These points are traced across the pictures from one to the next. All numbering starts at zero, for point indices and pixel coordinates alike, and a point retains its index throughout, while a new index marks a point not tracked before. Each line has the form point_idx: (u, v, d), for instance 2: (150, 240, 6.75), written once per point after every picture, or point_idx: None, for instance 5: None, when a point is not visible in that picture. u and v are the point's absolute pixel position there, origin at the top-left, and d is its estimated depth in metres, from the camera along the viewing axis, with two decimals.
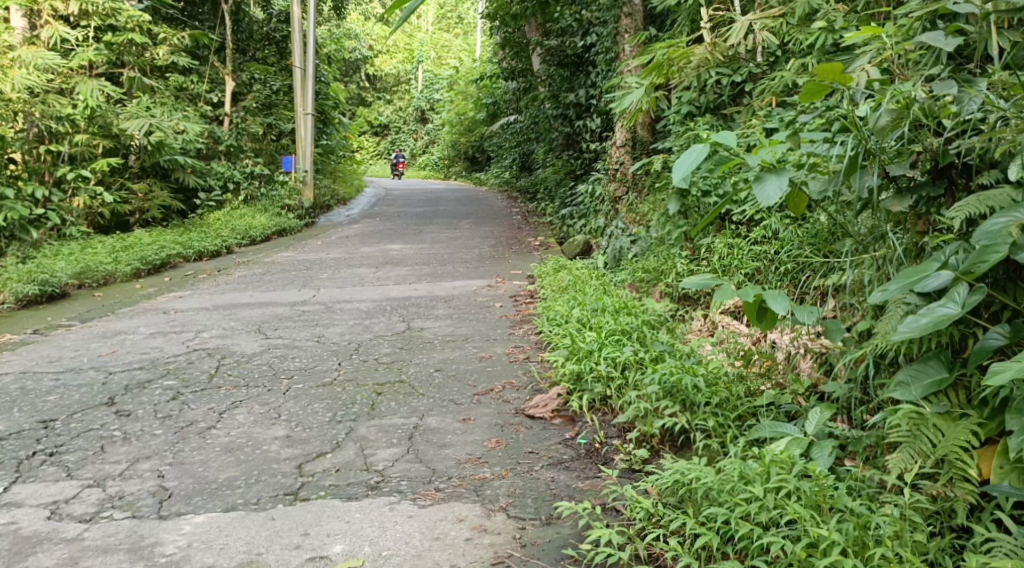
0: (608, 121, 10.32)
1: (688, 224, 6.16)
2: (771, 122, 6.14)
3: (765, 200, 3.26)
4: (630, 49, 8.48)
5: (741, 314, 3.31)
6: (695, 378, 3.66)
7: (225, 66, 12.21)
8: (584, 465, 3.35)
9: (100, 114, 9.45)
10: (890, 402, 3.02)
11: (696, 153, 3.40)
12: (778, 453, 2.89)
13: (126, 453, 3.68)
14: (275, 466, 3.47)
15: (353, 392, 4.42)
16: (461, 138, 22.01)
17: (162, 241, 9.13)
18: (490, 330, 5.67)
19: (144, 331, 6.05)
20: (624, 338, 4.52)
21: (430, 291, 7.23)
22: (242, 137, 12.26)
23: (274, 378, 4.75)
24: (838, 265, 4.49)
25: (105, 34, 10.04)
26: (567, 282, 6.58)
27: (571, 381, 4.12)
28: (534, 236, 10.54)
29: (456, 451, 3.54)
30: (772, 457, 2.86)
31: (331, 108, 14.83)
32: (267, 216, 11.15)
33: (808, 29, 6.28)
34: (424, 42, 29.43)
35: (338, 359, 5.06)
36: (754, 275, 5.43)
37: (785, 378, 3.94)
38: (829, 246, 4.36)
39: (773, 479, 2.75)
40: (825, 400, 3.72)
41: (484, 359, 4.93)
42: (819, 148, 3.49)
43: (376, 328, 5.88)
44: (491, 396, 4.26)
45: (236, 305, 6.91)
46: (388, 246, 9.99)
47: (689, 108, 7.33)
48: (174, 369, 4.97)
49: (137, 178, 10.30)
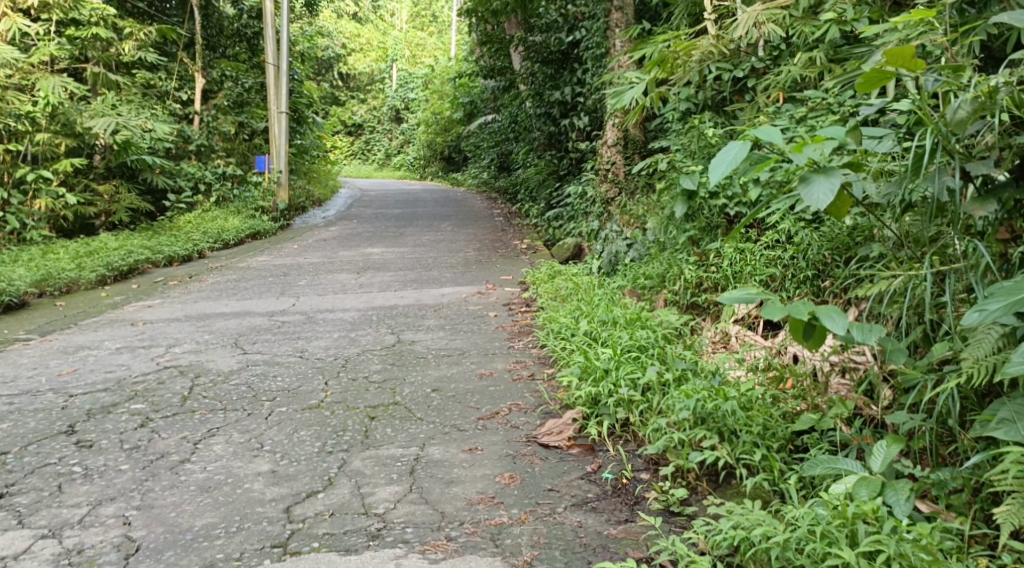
0: (596, 119, 9.89)
1: (694, 227, 5.79)
2: (782, 118, 5.76)
3: (813, 203, 2.96)
4: (621, 44, 8.07)
5: (788, 333, 2.93)
6: (732, 403, 3.25)
7: (194, 62, 11.68)
8: (614, 507, 2.97)
9: (61, 112, 8.89)
10: (972, 440, 2.72)
11: (736, 152, 3.13)
12: (861, 503, 2.54)
13: (87, 494, 3.23)
14: (258, 511, 3.05)
15: (344, 418, 3.98)
16: (437, 138, 21.50)
17: (129, 246, 8.62)
18: (486, 343, 5.25)
19: (111, 346, 5.56)
20: (641, 355, 4.12)
21: (417, 298, 6.80)
22: (213, 136, 11.79)
23: (253, 400, 4.30)
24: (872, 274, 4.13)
25: (67, 29, 9.52)
26: (564, 291, 6.19)
27: (588, 406, 3.73)
28: (520, 239, 10.12)
29: (466, 489, 3.14)
30: (856, 510, 2.52)
31: (306, 106, 14.32)
32: (240, 219, 10.65)
33: (815, 21, 5.93)
34: (398, 41, 28.86)
35: (325, 379, 4.62)
36: (769, 282, 5.04)
37: (823, 401, 3.55)
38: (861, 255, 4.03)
39: (865, 542, 2.44)
40: (870, 426, 3.36)
41: (484, 377, 4.51)
42: (877, 145, 3.20)
43: (363, 341, 5.44)
44: (497, 420, 3.85)
45: (210, 315, 6.44)
46: (368, 249, 9.54)
47: (686, 106, 6.90)
48: (143, 391, 4.51)
49: (103, 179, 9.82)
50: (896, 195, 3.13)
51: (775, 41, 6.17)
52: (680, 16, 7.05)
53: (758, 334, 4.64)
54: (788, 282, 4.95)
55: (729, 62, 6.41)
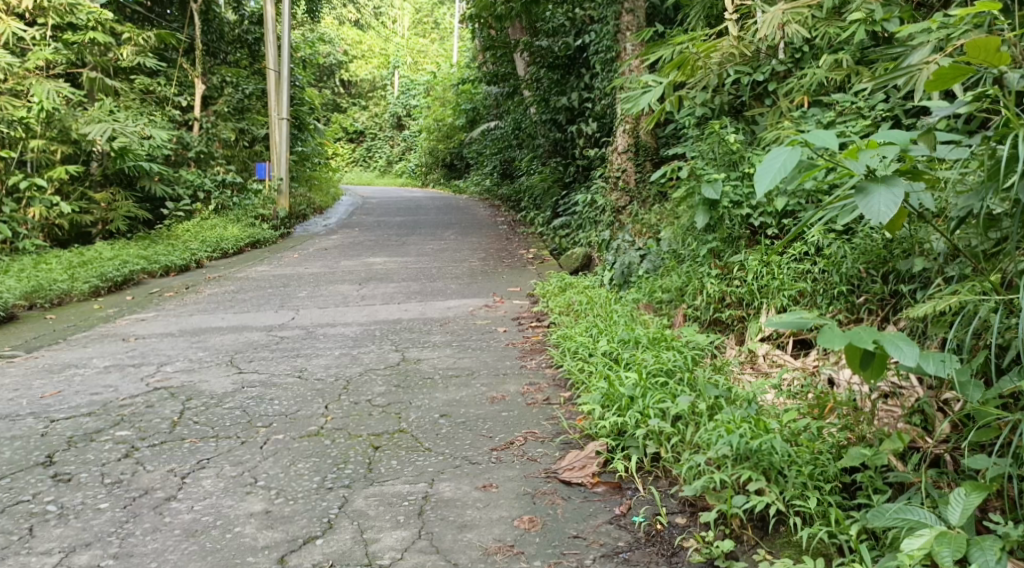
0: (605, 125, 9.53)
1: (715, 238, 5.41)
2: (808, 124, 5.38)
3: (874, 215, 2.75)
4: (632, 48, 7.68)
5: (846, 361, 2.66)
6: (776, 438, 3.00)
7: (194, 68, 11.36)
8: (648, 559, 2.79)
9: (57, 117, 8.62)
10: None
11: (785, 158, 2.86)
12: None
13: (60, 539, 2.96)
14: (251, 561, 2.84)
15: (345, 447, 3.66)
16: (439, 145, 21.15)
17: (124, 255, 8.28)
18: (497, 362, 4.92)
19: (99, 364, 5.24)
20: (668, 380, 3.79)
21: (421, 312, 6.47)
22: (213, 143, 11.46)
23: (248, 426, 3.98)
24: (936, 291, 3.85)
25: (64, 33, 9.20)
26: (578, 306, 5.87)
27: (613, 436, 3.43)
28: (525, 248, 9.80)
29: (481, 535, 2.92)
30: None
31: (307, 113, 13.99)
32: (239, 227, 10.33)
33: (839, 22, 5.54)
34: (400, 48, 28.51)
35: (325, 402, 4.29)
36: (798, 298, 4.69)
37: (870, 433, 3.25)
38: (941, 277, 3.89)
39: None
40: (926, 457, 3.14)
41: (495, 402, 4.18)
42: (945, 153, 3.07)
43: (366, 360, 5.12)
44: (511, 452, 3.53)
45: (205, 330, 6.12)
46: (370, 259, 9.20)
47: (702, 111, 6.32)
48: (130, 416, 4.17)
49: (99, 187, 9.51)
50: (973, 207, 3.00)
51: (797, 43, 5.79)
52: (696, 17, 6.67)
53: (787, 354, 4.36)
54: (819, 298, 4.60)
55: (748, 64, 6.00)
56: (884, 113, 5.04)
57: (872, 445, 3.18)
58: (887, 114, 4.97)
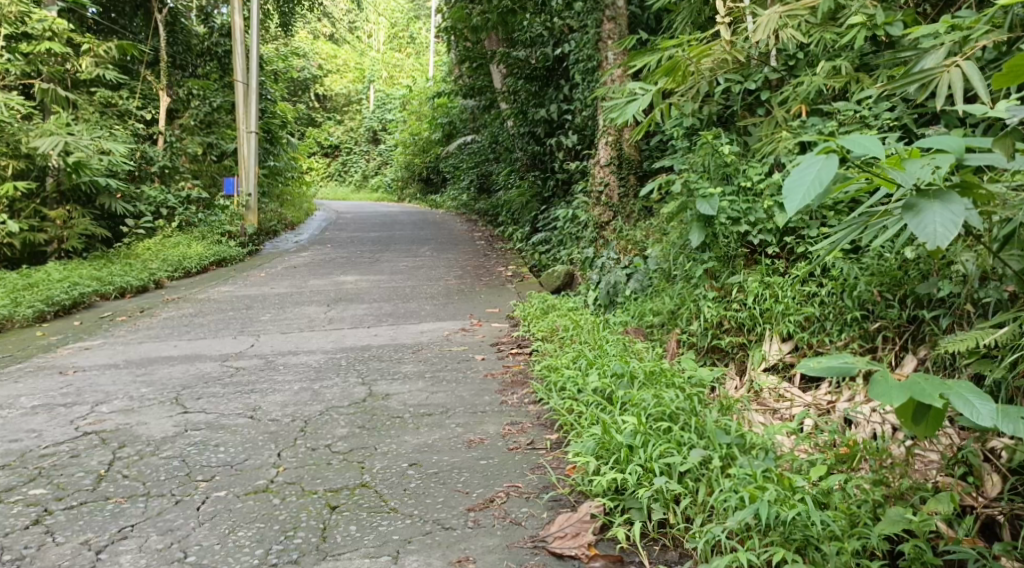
0: (586, 137, 9.04)
1: (711, 257, 4.82)
2: (807, 135, 4.83)
3: (930, 238, 2.38)
4: (615, 57, 7.19)
5: (900, 417, 2.26)
6: (819, 515, 2.68)
7: (159, 80, 10.75)
8: None
9: (8, 131, 8.06)
10: None
11: (819, 168, 2.47)
12: None
13: None
14: None
15: (295, 508, 3.14)
16: (415, 159, 20.66)
17: (76, 276, 7.68)
18: (474, 397, 4.40)
19: (27, 403, 4.66)
20: (671, 425, 3.31)
21: (392, 337, 5.93)
22: (178, 158, 10.88)
23: (185, 480, 3.43)
24: (984, 310, 3.49)
25: (19, 43, 8.54)
26: (562, 331, 5.37)
27: (611, 496, 3.02)
28: (503, 265, 9.28)
29: None
30: None
31: (278, 126, 13.43)
32: (205, 244, 9.77)
33: (836, 28, 4.94)
34: (375, 62, 27.95)
35: (278, 449, 3.74)
36: (805, 325, 4.18)
37: (908, 490, 2.80)
38: (975, 299, 3.54)
39: None
40: (976, 516, 2.76)
41: (473, 447, 3.66)
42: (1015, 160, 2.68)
43: (328, 395, 4.56)
44: (492, 512, 3.05)
45: (153, 360, 5.56)
46: (341, 278, 8.65)
47: (690, 122, 5.73)
48: (51, 469, 3.61)
49: (55, 203, 8.87)
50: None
51: (791, 48, 5.23)
52: (683, 23, 6.09)
53: (795, 387, 3.87)
54: (829, 325, 4.10)
55: (738, 72, 5.42)
56: (892, 123, 4.52)
57: (913, 504, 2.75)
58: (894, 123, 4.45)
